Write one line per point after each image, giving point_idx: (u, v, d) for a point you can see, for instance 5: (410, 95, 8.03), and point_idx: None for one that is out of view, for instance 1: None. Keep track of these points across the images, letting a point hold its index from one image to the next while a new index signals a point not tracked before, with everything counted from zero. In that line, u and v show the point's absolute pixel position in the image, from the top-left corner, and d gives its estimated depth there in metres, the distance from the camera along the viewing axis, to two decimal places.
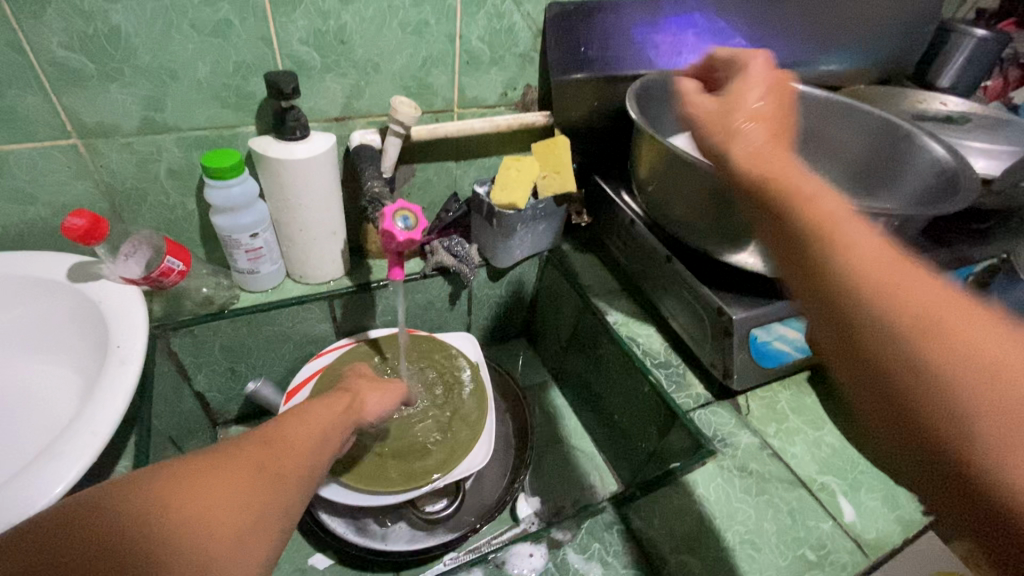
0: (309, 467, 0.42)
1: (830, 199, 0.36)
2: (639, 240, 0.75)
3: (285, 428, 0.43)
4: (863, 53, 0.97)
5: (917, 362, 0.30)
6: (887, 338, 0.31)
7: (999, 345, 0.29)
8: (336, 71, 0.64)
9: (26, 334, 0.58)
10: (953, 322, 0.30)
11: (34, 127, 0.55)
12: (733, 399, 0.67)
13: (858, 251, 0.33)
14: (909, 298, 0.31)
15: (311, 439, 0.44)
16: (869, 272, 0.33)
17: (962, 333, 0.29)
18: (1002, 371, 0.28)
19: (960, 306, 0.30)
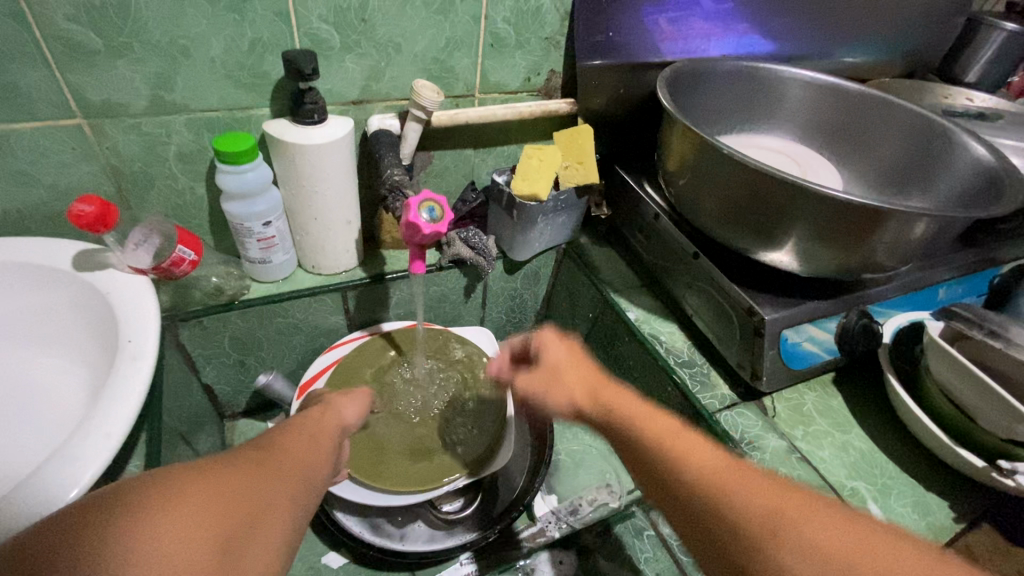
0: (311, 468, 0.40)
1: (666, 422, 0.45)
2: (663, 235, 0.72)
3: (278, 437, 0.42)
4: (894, 45, 0.93)
5: (718, 512, 0.37)
6: (695, 492, 0.38)
7: (798, 512, 0.35)
8: (356, 51, 0.61)
9: (29, 324, 0.56)
10: (789, 516, 0.34)
11: (37, 105, 0.52)
12: (759, 400, 0.66)
13: (698, 453, 0.40)
14: (747, 498, 0.36)
15: (304, 445, 0.43)
16: (707, 469, 0.39)
17: (776, 509, 0.35)
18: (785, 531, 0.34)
19: (754, 478, 0.38)
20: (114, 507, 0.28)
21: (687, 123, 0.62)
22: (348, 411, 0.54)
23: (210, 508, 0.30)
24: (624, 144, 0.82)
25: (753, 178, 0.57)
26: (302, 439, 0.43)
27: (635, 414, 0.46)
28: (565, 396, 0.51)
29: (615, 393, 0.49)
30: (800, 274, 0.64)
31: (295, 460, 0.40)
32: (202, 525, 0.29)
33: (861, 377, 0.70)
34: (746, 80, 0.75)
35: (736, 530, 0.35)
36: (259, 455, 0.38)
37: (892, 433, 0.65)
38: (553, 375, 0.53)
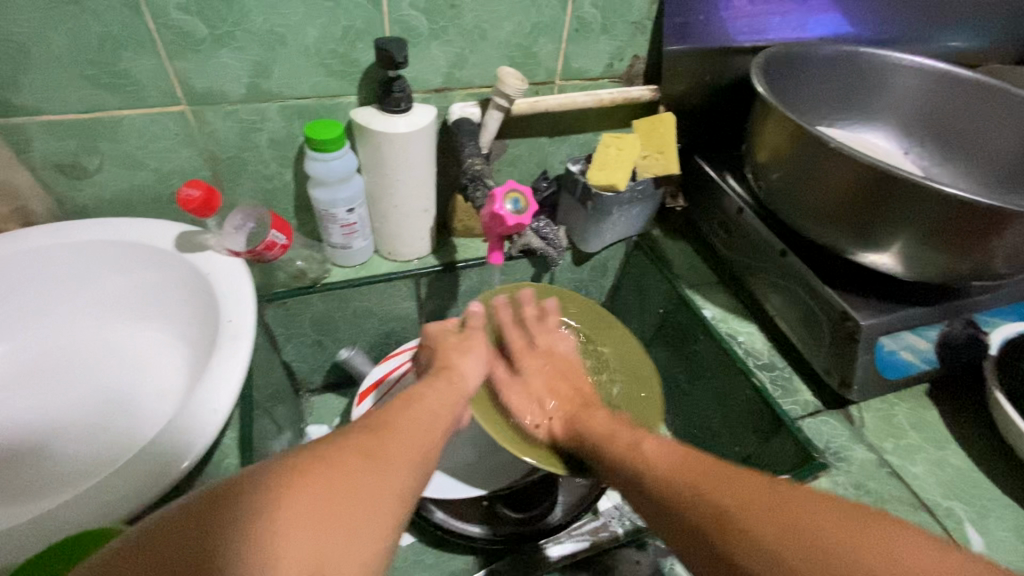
0: (426, 438, 0.41)
1: (656, 451, 0.47)
2: (746, 230, 0.69)
3: (394, 412, 0.42)
4: (1015, 25, 0.83)
5: (716, 509, 0.38)
6: (697, 505, 0.39)
7: (801, 507, 0.35)
8: (443, 38, 0.61)
9: (139, 299, 0.60)
10: (795, 506, 0.35)
11: (147, 92, 0.55)
12: (846, 409, 0.62)
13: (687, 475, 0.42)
14: (734, 496, 0.38)
15: (420, 432, 0.41)
16: (707, 486, 0.40)
17: (785, 512, 0.35)
18: (779, 514, 0.35)
19: (744, 483, 0.39)
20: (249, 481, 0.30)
21: (784, 111, 0.58)
22: (470, 368, 0.55)
23: (334, 463, 0.33)
24: (707, 133, 0.78)
25: (860, 175, 0.53)
26: (420, 420, 0.43)
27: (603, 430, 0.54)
28: (541, 420, 0.59)
29: (585, 416, 0.56)
30: (898, 275, 0.59)
31: (407, 444, 0.39)
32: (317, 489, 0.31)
33: (959, 393, 0.65)
34: (846, 66, 0.69)
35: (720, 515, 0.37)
36: (372, 422, 0.40)
37: (994, 454, 0.60)
38: (533, 403, 0.61)
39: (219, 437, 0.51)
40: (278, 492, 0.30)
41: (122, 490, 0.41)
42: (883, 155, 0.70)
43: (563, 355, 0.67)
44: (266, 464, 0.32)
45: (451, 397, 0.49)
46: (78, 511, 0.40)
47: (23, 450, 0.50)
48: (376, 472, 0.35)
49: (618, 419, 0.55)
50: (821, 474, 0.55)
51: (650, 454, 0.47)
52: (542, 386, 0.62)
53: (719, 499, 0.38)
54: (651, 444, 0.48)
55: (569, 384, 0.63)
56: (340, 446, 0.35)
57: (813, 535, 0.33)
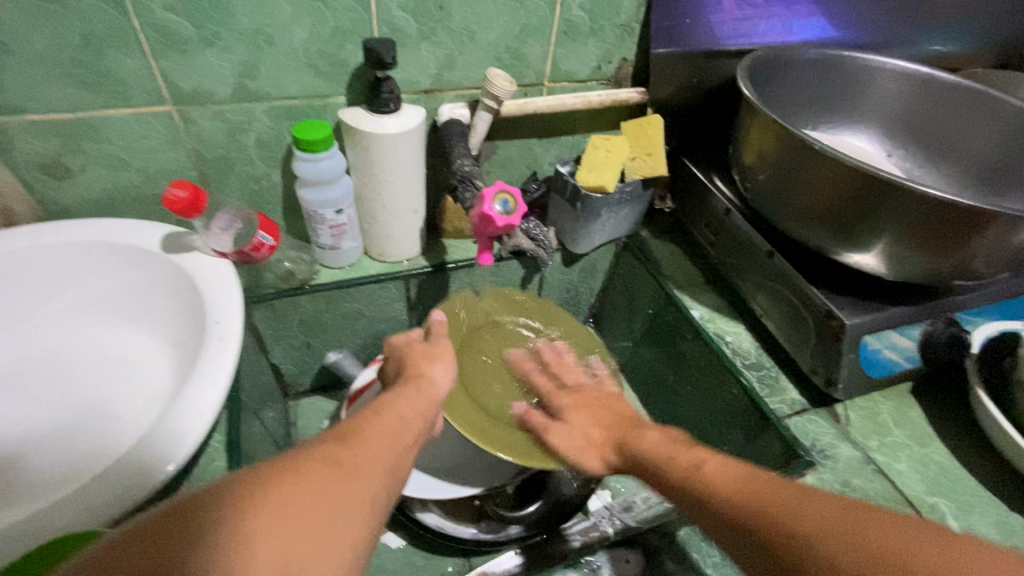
0: (398, 447, 0.41)
1: (710, 464, 0.41)
2: (733, 231, 0.70)
3: (364, 419, 0.42)
4: (992, 31, 0.85)
5: (788, 533, 0.33)
6: (766, 526, 0.34)
7: (887, 535, 0.30)
8: (432, 39, 0.61)
9: (124, 301, 0.60)
10: (877, 534, 0.30)
11: (132, 91, 0.55)
12: (831, 407, 0.63)
13: (749, 493, 0.37)
14: (808, 519, 0.33)
15: (392, 440, 0.41)
16: (772, 504, 0.35)
17: (869, 534, 0.30)
18: (856, 538, 0.31)
19: (819, 503, 0.33)
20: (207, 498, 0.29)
21: (770, 113, 0.59)
22: (441, 376, 0.53)
23: (302, 476, 0.32)
24: (695, 135, 0.79)
25: (842, 177, 0.54)
26: (391, 426, 0.42)
27: (655, 448, 0.47)
28: (597, 455, 0.53)
29: (636, 437, 0.50)
30: (888, 275, 0.59)
31: (377, 450, 0.39)
32: (283, 502, 0.30)
33: (941, 391, 0.66)
34: (831, 70, 0.70)
35: (789, 540, 0.33)
36: (342, 432, 0.39)
37: (976, 450, 0.61)
38: (574, 437, 0.55)
39: (206, 439, 0.50)
40: (244, 504, 0.30)
41: (105, 494, 0.41)
42: (868, 158, 0.72)
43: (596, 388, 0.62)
44: (228, 477, 0.31)
45: (424, 402, 0.49)
46: (57, 515, 0.40)
47: (2, 454, 0.49)
48: (346, 483, 0.34)
49: (674, 438, 0.48)
50: (808, 471, 0.55)
51: (709, 474, 0.41)
52: (585, 420, 0.56)
53: (792, 518, 0.33)
54: (710, 462, 0.42)
55: (610, 412, 0.56)
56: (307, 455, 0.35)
57: (858, 530, 0.31)
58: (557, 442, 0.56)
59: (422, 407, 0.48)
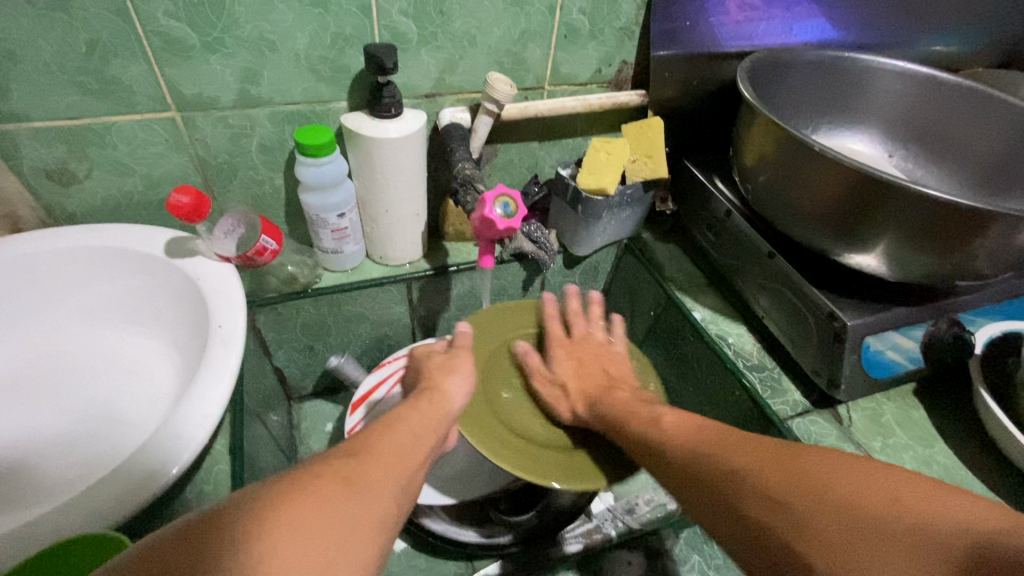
0: (408, 465, 0.40)
1: (671, 421, 0.49)
2: (735, 233, 0.70)
3: (376, 434, 0.42)
4: (994, 30, 0.85)
5: (729, 469, 0.40)
6: (714, 464, 0.41)
7: (818, 466, 0.36)
8: (433, 44, 0.61)
9: (129, 305, 0.60)
10: (810, 465, 0.36)
11: (136, 98, 0.55)
12: (834, 408, 0.63)
13: (704, 442, 0.44)
14: (751, 460, 0.39)
15: (401, 457, 0.41)
16: (722, 450, 0.42)
17: (803, 465, 0.37)
18: (785, 468, 0.37)
19: (760, 447, 0.40)
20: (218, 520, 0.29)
21: (770, 114, 0.59)
22: (457, 389, 0.53)
23: (314, 497, 0.32)
24: (695, 137, 0.79)
25: (845, 179, 0.54)
26: (402, 442, 0.42)
27: (626, 406, 0.55)
28: (568, 405, 0.60)
29: (613, 395, 0.57)
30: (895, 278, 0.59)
31: (388, 470, 0.38)
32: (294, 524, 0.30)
33: (945, 392, 0.66)
34: (832, 71, 0.70)
35: (732, 477, 0.39)
36: (353, 448, 0.39)
37: (980, 451, 0.61)
38: (561, 391, 0.62)
39: (209, 443, 0.50)
40: (257, 527, 0.29)
41: (109, 497, 0.41)
42: (868, 159, 0.72)
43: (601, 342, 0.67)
44: (239, 498, 0.31)
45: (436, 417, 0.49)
46: (65, 518, 0.40)
47: (9, 458, 0.50)
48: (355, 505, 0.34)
49: (641, 399, 0.56)
50: None
51: (672, 430, 0.48)
52: (569, 374, 0.63)
53: (736, 458, 0.40)
54: (672, 419, 0.49)
55: (599, 369, 0.63)
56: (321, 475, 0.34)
57: (793, 466, 0.37)
58: (545, 394, 0.62)
59: (433, 422, 0.48)
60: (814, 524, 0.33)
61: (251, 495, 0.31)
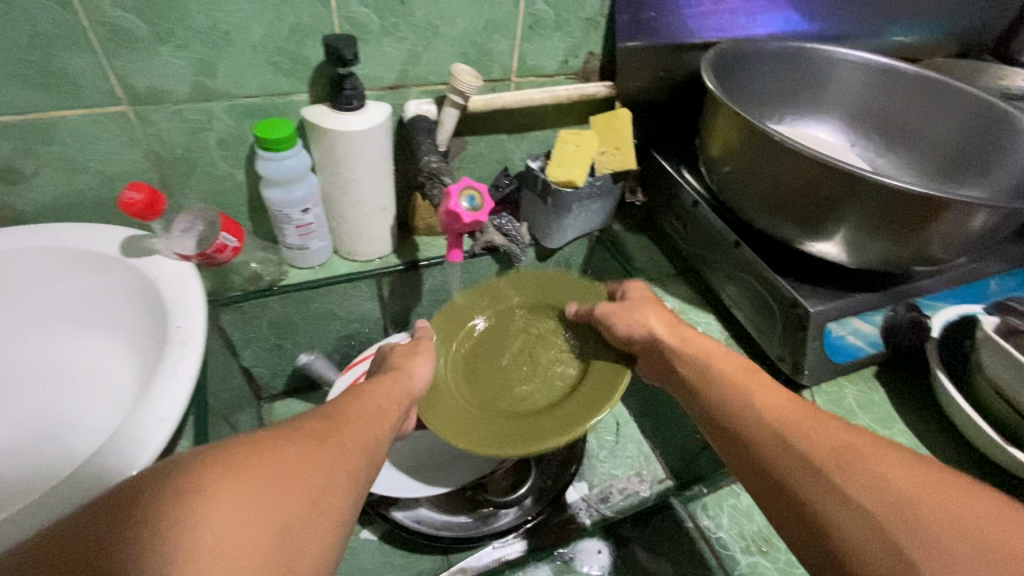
0: (377, 430, 0.43)
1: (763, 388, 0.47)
2: (702, 223, 0.70)
3: (342, 407, 0.43)
4: (948, 22, 0.87)
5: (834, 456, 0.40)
6: (814, 446, 0.41)
7: (945, 495, 0.37)
8: (395, 35, 0.60)
9: (83, 307, 0.58)
10: (936, 489, 0.37)
11: (85, 91, 0.53)
12: (799, 394, 0.64)
13: (797, 417, 0.44)
14: (858, 453, 0.40)
15: (367, 428, 0.42)
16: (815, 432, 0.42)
17: (929, 484, 0.37)
18: (909, 483, 0.38)
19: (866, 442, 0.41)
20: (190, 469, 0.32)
21: (733, 106, 0.60)
22: (421, 370, 0.54)
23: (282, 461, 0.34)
24: (664, 129, 0.79)
25: (805, 168, 0.55)
26: (369, 415, 0.44)
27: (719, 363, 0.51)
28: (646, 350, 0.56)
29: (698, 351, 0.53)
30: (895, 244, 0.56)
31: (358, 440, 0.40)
32: (269, 483, 0.33)
33: (907, 375, 0.67)
34: (794, 61, 0.71)
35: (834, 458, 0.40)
36: (323, 418, 0.41)
37: (938, 431, 0.63)
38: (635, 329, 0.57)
39: (170, 446, 0.49)
40: (220, 476, 0.32)
41: (60, 506, 0.40)
42: (831, 150, 0.73)
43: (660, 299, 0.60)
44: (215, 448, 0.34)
45: (394, 399, 0.48)
46: (14, 527, 0.39)
47: None
48: (323, 472, 0.36)
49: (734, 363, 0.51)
50: None
51: (769, 400, 0.46)
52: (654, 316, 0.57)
53: (839, 446, 0.41)
54: (770, 390, 0.47)
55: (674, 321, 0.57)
56: (273, 457, 0.34)
57: (915, 476, 0.38)
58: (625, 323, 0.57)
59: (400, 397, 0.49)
60: (920, 523, 0.36)
61: (223, 449, 0.34)
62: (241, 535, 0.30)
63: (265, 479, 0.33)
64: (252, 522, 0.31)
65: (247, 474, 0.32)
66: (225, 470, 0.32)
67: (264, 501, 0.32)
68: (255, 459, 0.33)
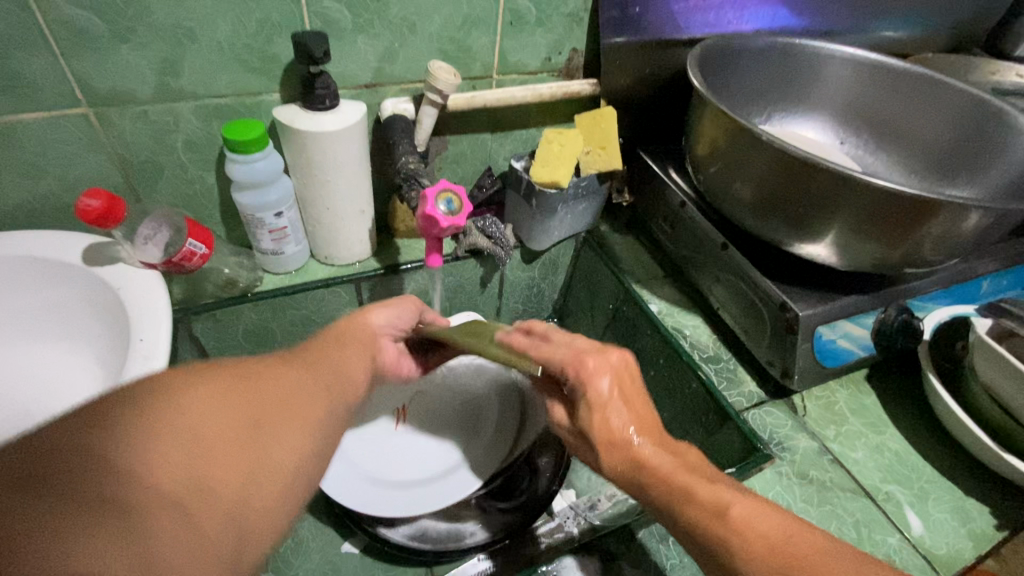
0: (349, 366, 0.41)
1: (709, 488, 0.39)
2: (690, 224, 0.69)
3: (315, 344, 0.42)
4: (938, 17, 0.85)
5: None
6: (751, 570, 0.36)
7: None
8: (369, 31, 0.58)
9: (46, 319, 0.56)
10: None
11: (41, 94, 0.50)
12: (789, 398, 0.63)
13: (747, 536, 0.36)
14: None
15: (336, 367, 0.40)
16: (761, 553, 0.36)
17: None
18: None
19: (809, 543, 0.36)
20: (128, 393, 0.28)
21: (719, 104, 0.58)
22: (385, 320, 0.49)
23: (229, 395, 0.31)
24: (651, 127, 0.78)
25: (793, 166, 0.53)
26: (338, 353, 0.42)
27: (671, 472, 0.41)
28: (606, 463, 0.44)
29: (654, 465, 0.41)
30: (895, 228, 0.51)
31: (324, 377, 0.38)
32: (211, 419, 0.29)
33: (898, 379, 0.66)
34: (783, 58, 0.70)
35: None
36: (286, 356, 0.38)
37: (930, 436, 0.62)
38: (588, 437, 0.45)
39: None
40: (159, 401, 0.28)
41: None
42: (820, 148, 0.72)
43: (623, 362, 0.45)
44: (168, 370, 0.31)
45: (367, 340, 0.46)
46: None
47: None
48: (279, 411, 0.33)
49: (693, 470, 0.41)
50: (766, 465, 0.55)
51: (734, 517, 0.37)
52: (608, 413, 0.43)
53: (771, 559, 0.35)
54: (734, 502, 0.38)
55: (637, 406, 0.44)
56: (241, 369, 0.34)
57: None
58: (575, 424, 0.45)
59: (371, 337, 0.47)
60: None
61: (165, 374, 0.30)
62: (202, 459, 0.28)
63: (208, 414, 0.29)
64: (191, 459, 0.27)
65: (192, 407, 0.29)
66: (182, 384, 0.30)
67: (209, 440, 0.28)
68: (195, 395, 0.30)
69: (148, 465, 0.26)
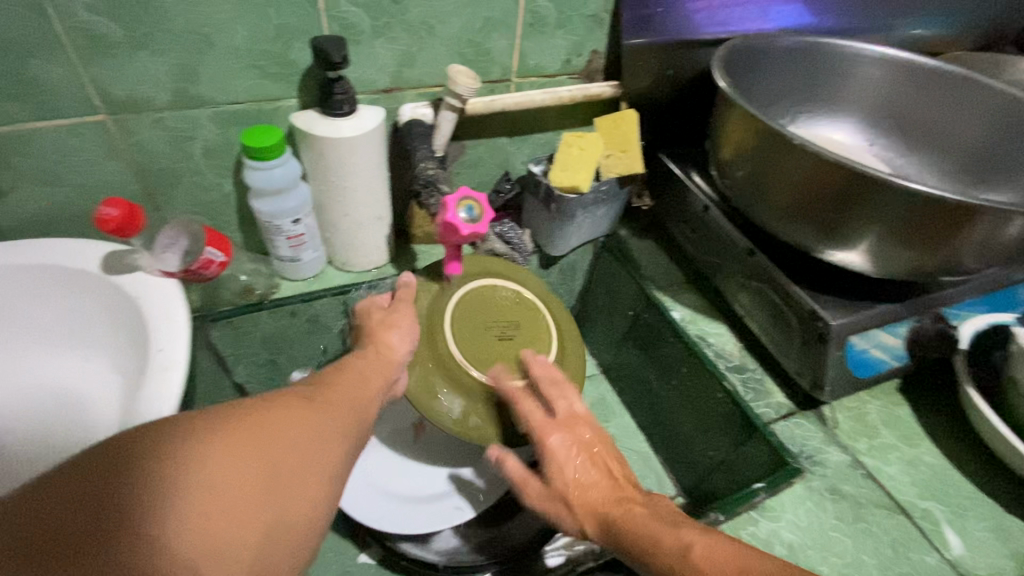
0: (365, 405, 0.39)
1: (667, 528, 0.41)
2: (714, 229, 0.67)
3: (331, 379, 0.40)
4: (968, 14, 0.83)
5: None
6: None
7: None
8: (388, 35, 0.57)
9: (65, 328, 0.55)
10: None
11: (59, 101, 0.50)
12: (818, 410, 0.61)
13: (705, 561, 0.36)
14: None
15: (354, 405, 0.38)
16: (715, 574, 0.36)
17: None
18: None
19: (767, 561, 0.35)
20: (152, 439, 0.27)
21: (746, 106, 0.56)
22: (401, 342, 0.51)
23: (252, 443, 0.30)
24: (672, 130, 0.76)
25: (825, 171, 0.51)
26: (355, 389, 0.40)
27: (638, 520, 0.43)
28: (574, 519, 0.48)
29: (620, 510, 0.45)
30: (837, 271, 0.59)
31: (344, 418, 0.36)
32: (234, 473, 0.28)
33: (932, 390, 0.64)
34: (808, 58, 0.68)
35: None
36: (307, 391, 0.37)
37: (968, 450, 0.59)
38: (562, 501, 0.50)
39: None
40: (184, 453, 0.27)
41: None
42: (847, 150, 0.70)
43: (592, 436, 0.53)
44: (194, 412, 0.30)
45: (381, 374, 0.45)
46: None
47: None
48: (301, 461, 0.31)
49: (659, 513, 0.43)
50: (796, 479, 0.54)
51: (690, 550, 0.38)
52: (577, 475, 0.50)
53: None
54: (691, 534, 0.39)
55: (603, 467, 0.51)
56: (262, 409, 0.32)
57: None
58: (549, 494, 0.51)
59: (386, 370, 0.46)
60: None
61: (193, 419, 0.29)
62: (221, 522, 0.27)
63: (233, 467, 0.28)
64: (209, 521, 0.26)
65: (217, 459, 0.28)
66: (205, 431, 0.29)
67: (230, 498, 0.27)
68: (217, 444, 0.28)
69: (169, 529, 0.25)
